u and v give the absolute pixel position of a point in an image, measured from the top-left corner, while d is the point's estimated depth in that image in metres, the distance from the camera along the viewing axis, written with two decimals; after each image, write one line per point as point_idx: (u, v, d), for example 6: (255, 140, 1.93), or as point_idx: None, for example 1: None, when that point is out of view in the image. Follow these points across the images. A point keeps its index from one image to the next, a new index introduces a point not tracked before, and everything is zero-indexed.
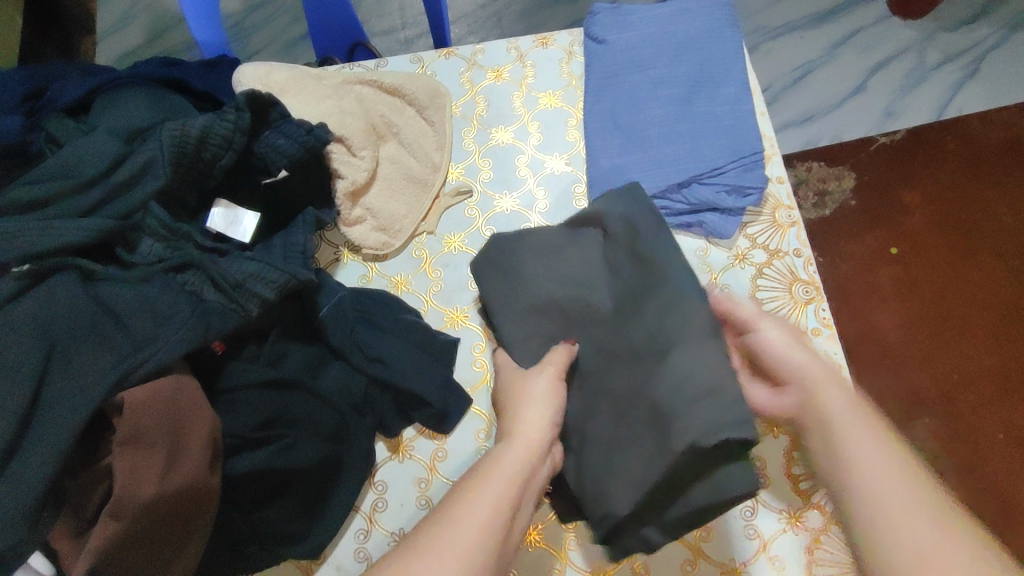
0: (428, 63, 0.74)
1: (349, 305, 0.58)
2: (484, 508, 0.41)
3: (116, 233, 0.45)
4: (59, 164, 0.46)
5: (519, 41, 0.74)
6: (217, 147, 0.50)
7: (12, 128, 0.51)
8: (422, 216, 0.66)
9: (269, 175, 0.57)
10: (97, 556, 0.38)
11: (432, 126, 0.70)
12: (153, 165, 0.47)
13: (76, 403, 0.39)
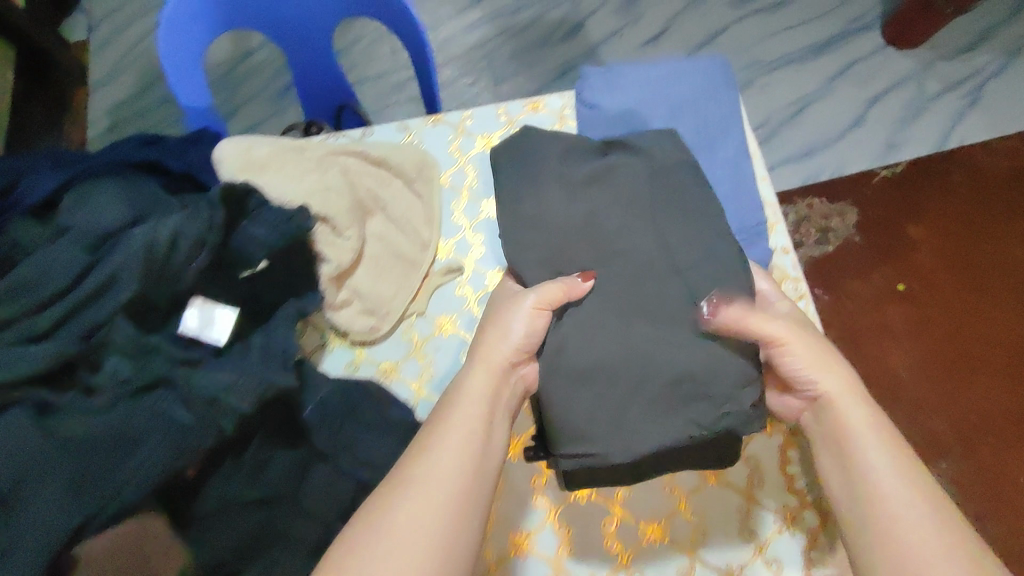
0: (415, 131, 0.71)
1: (335, 402, 0.55)
2: (457, 450, 0.47)
3: (80, 355, 0.43)
4: (20, 277, 0.43)
5: (509, 106, 0.71)
6: (190, 250, 0.47)
7: None
8: (411, 297, 0.63)
9: (248, 268, 0.53)
10: None
11: (420, 199, 0.67)
12: (120, 275, 0.44)
13: (31, 555, 0.38)
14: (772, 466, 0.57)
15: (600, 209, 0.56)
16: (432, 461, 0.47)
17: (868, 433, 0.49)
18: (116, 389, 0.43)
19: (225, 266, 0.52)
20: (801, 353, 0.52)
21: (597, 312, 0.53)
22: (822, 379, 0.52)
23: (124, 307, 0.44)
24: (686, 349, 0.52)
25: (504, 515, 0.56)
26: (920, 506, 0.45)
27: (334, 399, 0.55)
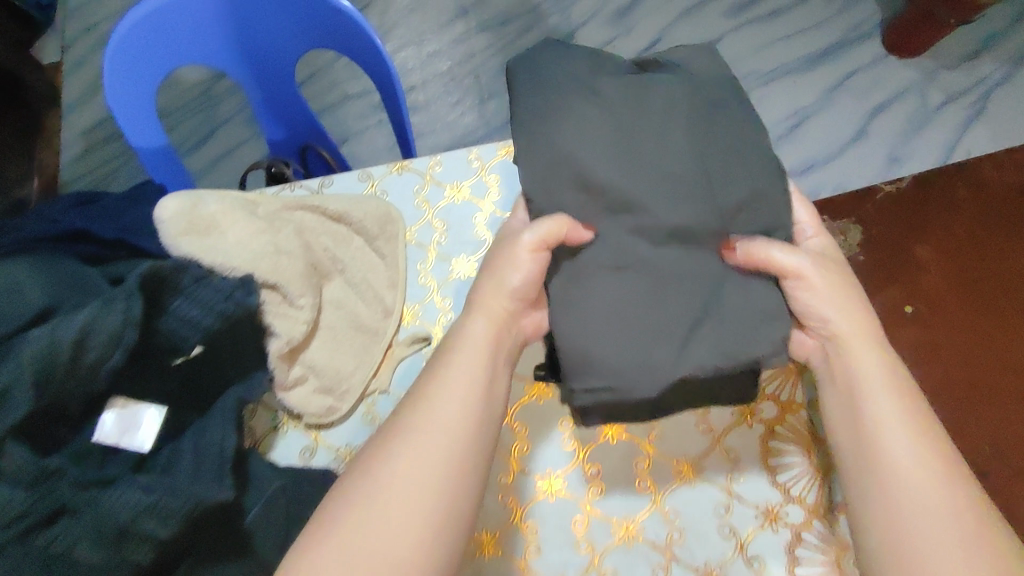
0: (378, 180, 0.65)
1: (279, 505, 0.48)
2: (443, 415, 0.43)
3: None
4: None
5: (481, 149, 0.65)
6: (102, 347, 0.40)
7: None
8: (373, 372, 0.57)
9: (181, 354, 0.47)
10: None
11: (383, 259, 0.61)
12: (11, 388, 0.38)
13: None
14: (779, 565, 0.49)
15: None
16: (412, 426, 0.43)
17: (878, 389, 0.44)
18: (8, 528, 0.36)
19: (153, 354, 0.46)
20: (829, 306, 0.47)
21: (611, 299, 0.45)
22: (843, 329, 0.47)
23: (17, 427, 0.38)
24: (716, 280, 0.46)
25: None
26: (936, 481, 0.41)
27: (281, 500, 0.49)
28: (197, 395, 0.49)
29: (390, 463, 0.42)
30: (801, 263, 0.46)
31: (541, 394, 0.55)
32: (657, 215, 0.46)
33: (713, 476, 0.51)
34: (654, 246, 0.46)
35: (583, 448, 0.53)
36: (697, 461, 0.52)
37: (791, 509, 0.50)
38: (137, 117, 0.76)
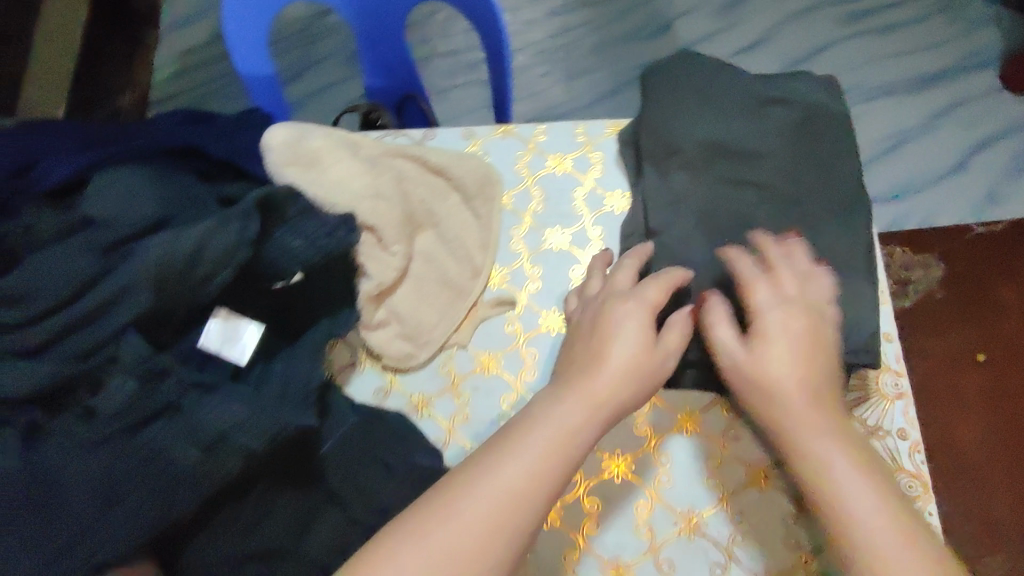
0: (482, 140, 0.64)
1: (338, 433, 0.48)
2: (514, 492, 0.35)
3: (80, 374, 0.38)
4: (15, 284, 0.39)
5: (589, 125, 0.64)
6: (214, 264, 0.42)
7: None
8: (455, 327, 0.56)
9: (282, 280, 0.48)
10: None
11: (477, 219, 0.61)
12: (131, 288, 0.39)
13: None
14: None
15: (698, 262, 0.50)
16: (476, 492, 0.34)
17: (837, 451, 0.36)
18: (117, 416, 0.38)
19: (253, 277, 0.47)
20: (793, 336, 0.41)
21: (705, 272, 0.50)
22: (779, 383, 0.40)
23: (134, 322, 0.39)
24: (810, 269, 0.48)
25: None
26: (904, 545, 0.33)
27: (354, 437, 0.49)
28: (287, 318, 0.49)
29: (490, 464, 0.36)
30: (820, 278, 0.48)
31: None
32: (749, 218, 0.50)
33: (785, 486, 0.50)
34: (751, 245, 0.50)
35: (657, 436, 0.52)
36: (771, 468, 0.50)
37: None
38: (248, 39, 0.76)
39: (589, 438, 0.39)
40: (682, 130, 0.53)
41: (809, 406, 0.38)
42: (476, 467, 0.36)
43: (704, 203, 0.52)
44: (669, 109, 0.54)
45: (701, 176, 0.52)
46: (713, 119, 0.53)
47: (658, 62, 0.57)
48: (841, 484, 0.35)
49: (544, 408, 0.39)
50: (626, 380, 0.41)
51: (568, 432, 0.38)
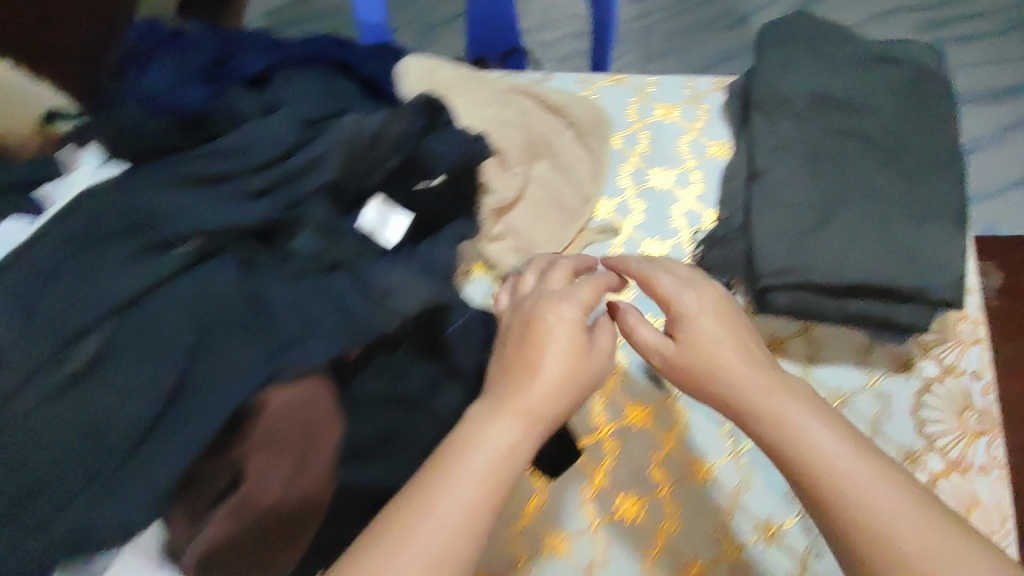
0: (596, 87, 0.70)
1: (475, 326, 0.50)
2: (470, 502, 0.36)
3: (279, 222, 0.44)
4: (230, 144, 0.45)
5: (697, 81, 0.69)
6: (387, 148, 0.47)
7: (198, 97, 0.47)
8: (563, 247, 0.62)
9: (424, 179, 0.53)
10: (212, 546, 0.38)
11: (589, 153, 0.66)
12: (322, 160, 0.46)
13: (221, 400, 0.38)
14: None
15: (806, 197, 0.54)
16: (434, 519, 0.35)
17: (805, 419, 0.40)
18: (307, 262, 0.43)
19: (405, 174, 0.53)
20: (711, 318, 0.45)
21: (809, 204, 0.54)
22: (726, 358, 0.43)
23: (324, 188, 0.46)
24: (905, 211, 0.52)
25: (616, 473, 0.53)
26: (878, 479, 0.37)
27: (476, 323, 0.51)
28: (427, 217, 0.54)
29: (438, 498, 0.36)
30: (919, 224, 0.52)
31: None
32: (853, 163, 0.55)
33: (862, 411, 0.54)
34: (855, 185, 0.54)
35: None
36: (849, 394, 0.55)
37: (933, 457, 0.52)
38: None
39: (530, 451, 0.40)
40: (795, 80, 0.58)
41: (750, 380, 0.42)
42: (422, 493, 0.36)
43: (813, 147, 0.56)
44: (784, 61, 0.59)
45: (811, 121, 0.57)
46: (824, 73, 0.58)
47: (771, 24, 0.62)
48: (808, 441, 0.39)
49: (475, 427, 0.39)
50: (565, 386, 0.41)
51: (512, 450, 0.39)
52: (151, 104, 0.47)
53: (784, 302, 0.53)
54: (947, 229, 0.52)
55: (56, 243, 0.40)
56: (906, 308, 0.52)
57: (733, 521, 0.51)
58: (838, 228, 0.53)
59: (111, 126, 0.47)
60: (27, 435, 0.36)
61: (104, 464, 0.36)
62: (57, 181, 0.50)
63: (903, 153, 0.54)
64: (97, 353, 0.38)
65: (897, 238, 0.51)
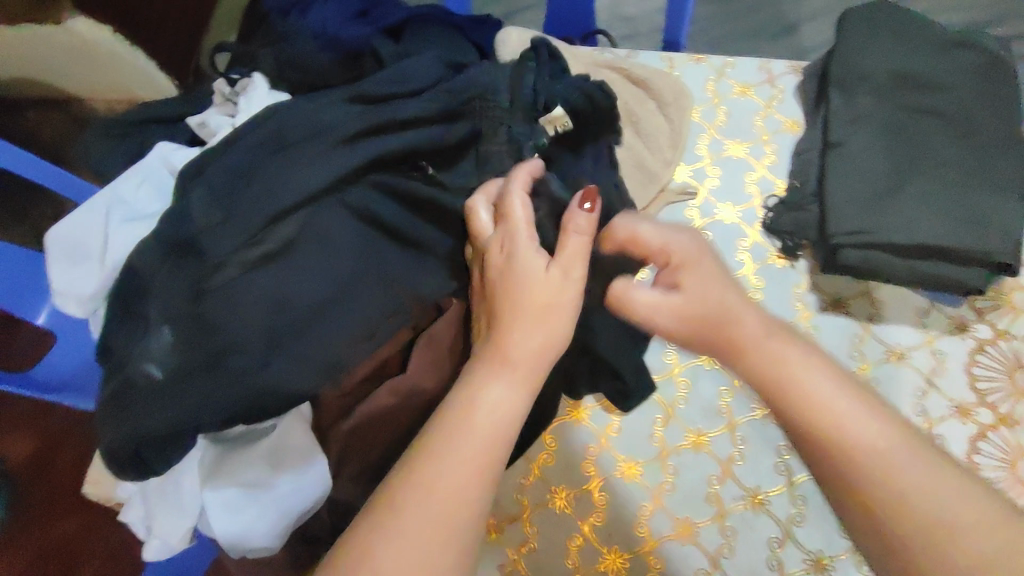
0: (677, 65, 0.75)
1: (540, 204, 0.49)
2: (468, 459, 0.37)
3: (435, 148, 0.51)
4: (394, 75, 0.52)
5: (774, 62, 0.74)
6: (516, 90, 0.54)
7: (357, 36, 0.56)
8: (644, 206, 0.67)
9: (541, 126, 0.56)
10: (366, 415, 0.50)
11: (670, 123, 0.71)
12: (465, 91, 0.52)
13: (380, 292, 0.46)
14: None
15: (880, 166, 0.59)
16: (430, 499, 0.36)
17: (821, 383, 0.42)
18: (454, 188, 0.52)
19: None
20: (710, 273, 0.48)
21: (880, 171, 0.59)
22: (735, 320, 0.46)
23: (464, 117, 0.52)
24: (969, 182, 0.57)
25: (682, 413, 0.60)
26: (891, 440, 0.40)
27: None
28: None
29: (452, 447, 0.37)
30: (984, 195, 0.56)
31: (782, 263, 0.64)
32: (923, 135, 0.59)
33: (918, 365, 0.59)
34: (925, 153, 0.58)
35: (810, 312, 0.62)
36: (907, 349, 0.59)
37: (983, 411, 0.57)
38: None
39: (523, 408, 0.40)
40: (870, 62, 0.63)
41: (831, 397, 0.41)
42: (421, 470, 0.36)
43: (886, 118, 0.61)
44: (861, 46, 0.64)
45: (884, 95, 0.62)
46: (899, 57, 0.63)
47: (857, 8, 0.67)
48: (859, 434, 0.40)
49: (466, 395, 0.40)
50: (540, 338, 0.42)
51: (501, 414, 0.39)
52: (321, 40, 0.56)
53: (856, 262, 0.58)
54: (1012, 200, 0.56)
55: (252, 142, 0.47)
56: (965, 270, 0.57)
57: (786, 457, 0.58)
58: (907, 194, 0.57)
59: (281, 60, 0.56)
60: (224, 298, 0.44)
61: (284, 329, 0.44)
62: (218, 112, 0.55)
63: (969, 129, 0.59)
64: (291, 237, 0.46)
65: (961, 204, 0.56)
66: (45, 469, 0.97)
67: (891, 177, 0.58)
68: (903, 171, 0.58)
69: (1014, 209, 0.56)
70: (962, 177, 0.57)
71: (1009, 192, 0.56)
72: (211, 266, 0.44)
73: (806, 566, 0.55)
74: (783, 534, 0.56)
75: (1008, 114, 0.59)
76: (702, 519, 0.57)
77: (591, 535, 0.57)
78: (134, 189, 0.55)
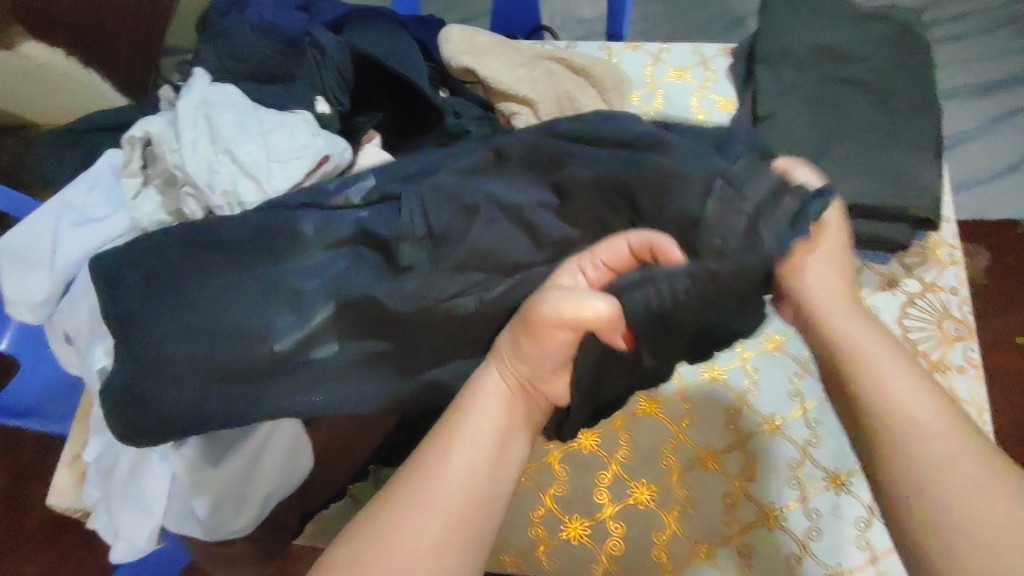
0: (615, 53, 0.78)
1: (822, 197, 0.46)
2: (470, 464, 0.37)
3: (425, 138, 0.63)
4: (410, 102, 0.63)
5: (706, 47, 0.77)
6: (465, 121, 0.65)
7: (296, 26, 0.58)
8: None
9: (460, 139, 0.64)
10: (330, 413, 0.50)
11: (611, 108, 0.73)
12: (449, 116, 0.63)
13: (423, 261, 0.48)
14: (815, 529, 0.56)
15: (806, 135, 0.62)
16: (429, 506, 0.36)
17: (887, 367, 0.38)
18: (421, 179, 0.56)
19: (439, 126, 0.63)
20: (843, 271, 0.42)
21: (807, 139, 0.62)
22: (841, 317, 0.40)
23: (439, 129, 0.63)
24: (885, 145, 0.61)
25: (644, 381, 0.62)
26: (957, 439, 0.36)
27: None
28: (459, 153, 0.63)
29: (453, 456, 0.37)
30: (901, 156, 0.60)
31: None
32: (843, 104, 0.63)
33: None
34: (846, 123, 0.62)
35: None
36: None
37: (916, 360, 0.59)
38: None
39: (520, 394, 0.41)
40: (791, 39, 0.67)
41: (920, 388, 0.37)
42: (428, 468, 0.37)
43: (808, 90, 0.64)
44: (782, 25, 0.68)
45: (805, 70, 0.65)
46: (817, 33, 0.67)
47: None
48: (924, 429, 0.36)
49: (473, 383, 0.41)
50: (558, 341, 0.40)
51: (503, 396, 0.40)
52: (260, 32, 0.57)
53: None
54: (927, 160, 0.60)
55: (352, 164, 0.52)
56: (890, 227, 0.60)
57: (735, 418, 0.60)
58: (832, 159, 0.61)
59: (222, 52, 0.57)
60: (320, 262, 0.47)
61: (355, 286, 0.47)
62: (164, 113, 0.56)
63: (885, 96, 0.63)
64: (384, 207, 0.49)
65: (883, 166, 0.60)
66: (12, 507, 0.95)
67: (815, 144, 0.62)
68: (826, 138, 0.62)
69: (929, 168, 0.60)
70: (881, 141, 0.61)
71: (923, 152, 0.60)
72: (384, 287, 0.47)
73: (757, 519, 0.56)
74: (737, 490, 0.57)
75: (918, 79, 0.63)
76: (658, 484, 0.57)
77: (552, 504, 0.58)
78: (86, 194, 0.55)
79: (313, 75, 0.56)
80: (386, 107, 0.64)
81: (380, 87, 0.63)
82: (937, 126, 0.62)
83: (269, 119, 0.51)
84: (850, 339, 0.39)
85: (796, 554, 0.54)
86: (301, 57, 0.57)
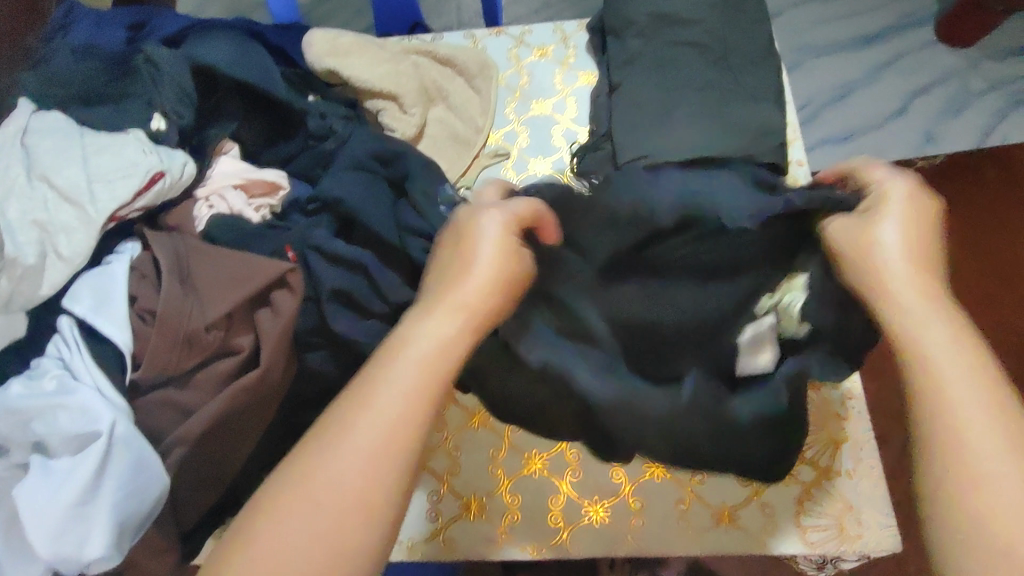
0: (480, 39, 0.79)
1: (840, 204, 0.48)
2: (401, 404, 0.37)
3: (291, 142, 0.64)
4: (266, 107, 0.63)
5: (565, 23, 0.78)
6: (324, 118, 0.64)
7: (117, 41, 0.58)
8: (461, 172, 0.71)
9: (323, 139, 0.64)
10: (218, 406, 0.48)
11: (478, 93, 0.74)
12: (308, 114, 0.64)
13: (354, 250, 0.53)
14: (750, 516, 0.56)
15: (655, 99, 0.64)
16: (355, 446, 0.36)
17: (938, 340, 0.39)
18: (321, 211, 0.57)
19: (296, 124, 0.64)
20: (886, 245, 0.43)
21: (657, 101, 0.64)
22: (915, 304, 0.40)
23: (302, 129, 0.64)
24: (729, 100, 0.63)
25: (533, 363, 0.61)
26: (991, 430, 0.35)
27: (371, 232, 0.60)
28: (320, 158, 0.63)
29: (384, 396, 0.37)
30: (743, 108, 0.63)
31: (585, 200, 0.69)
32: (686, 65, 0.65)
33: None
34: (692, 83, 0.64)
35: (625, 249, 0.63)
36: None
37: None
38: None
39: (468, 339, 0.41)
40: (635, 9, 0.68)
41: (952, 360, 0.38)
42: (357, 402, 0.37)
43: (654, 57, 0.66)
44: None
45: (650, 37, 0.67)
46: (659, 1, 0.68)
47: None
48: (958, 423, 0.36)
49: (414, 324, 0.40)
50: (495, 284, 0.42)
51: (444, 339, 0.40)
52: (80, 53, 0.57)
53: None
54: (767, 110, 0.63)
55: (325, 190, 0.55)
56: None
57: None
58: (681, 118, 0.63)
59: (45, 77, 0.56)
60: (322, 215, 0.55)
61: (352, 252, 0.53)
62: None
63: (723, 54, 0.65)
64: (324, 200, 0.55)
65: (729, 121, 0.62)
66: None
67: (663, 106, 0.64)
68: (673, 100, 0.64)
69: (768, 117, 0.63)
70: (724, 97, 0.63)
71: (762, 102, 0.63)
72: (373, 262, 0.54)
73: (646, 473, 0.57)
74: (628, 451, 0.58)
75: (754, 36, 0.66)
76: (550, 455, 0.58)
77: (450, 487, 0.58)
78: None
79: (149, 91, 0.56)
80: (241, 112, 0.62)
81: (230, 96, 0.61)
82: (773, 79, 0.65)
83: (95, 142, 0.50)
84: (903, 320, 0.40)
85: (683, 500, 0.56)
86: (132, 74, 0.57)
